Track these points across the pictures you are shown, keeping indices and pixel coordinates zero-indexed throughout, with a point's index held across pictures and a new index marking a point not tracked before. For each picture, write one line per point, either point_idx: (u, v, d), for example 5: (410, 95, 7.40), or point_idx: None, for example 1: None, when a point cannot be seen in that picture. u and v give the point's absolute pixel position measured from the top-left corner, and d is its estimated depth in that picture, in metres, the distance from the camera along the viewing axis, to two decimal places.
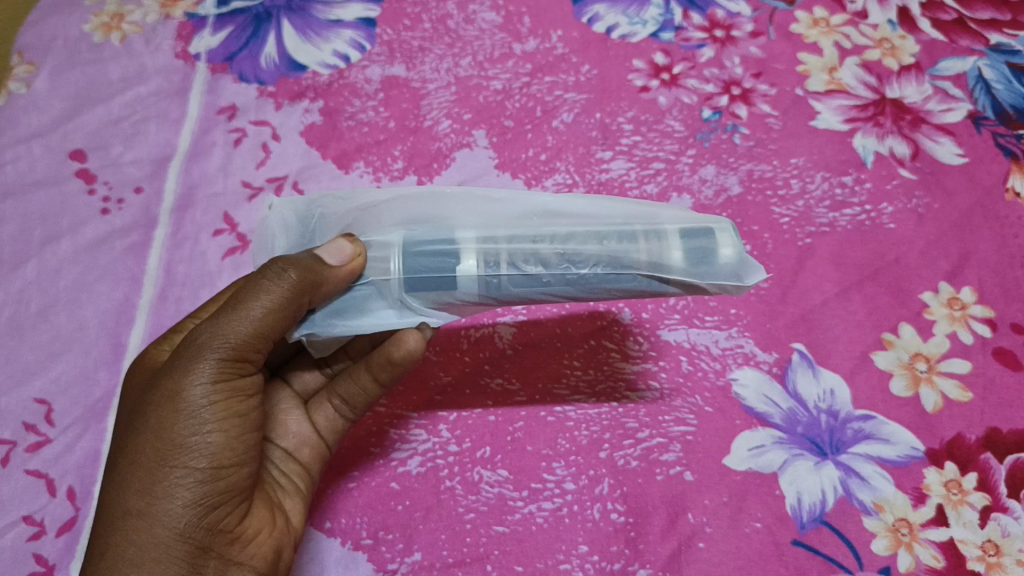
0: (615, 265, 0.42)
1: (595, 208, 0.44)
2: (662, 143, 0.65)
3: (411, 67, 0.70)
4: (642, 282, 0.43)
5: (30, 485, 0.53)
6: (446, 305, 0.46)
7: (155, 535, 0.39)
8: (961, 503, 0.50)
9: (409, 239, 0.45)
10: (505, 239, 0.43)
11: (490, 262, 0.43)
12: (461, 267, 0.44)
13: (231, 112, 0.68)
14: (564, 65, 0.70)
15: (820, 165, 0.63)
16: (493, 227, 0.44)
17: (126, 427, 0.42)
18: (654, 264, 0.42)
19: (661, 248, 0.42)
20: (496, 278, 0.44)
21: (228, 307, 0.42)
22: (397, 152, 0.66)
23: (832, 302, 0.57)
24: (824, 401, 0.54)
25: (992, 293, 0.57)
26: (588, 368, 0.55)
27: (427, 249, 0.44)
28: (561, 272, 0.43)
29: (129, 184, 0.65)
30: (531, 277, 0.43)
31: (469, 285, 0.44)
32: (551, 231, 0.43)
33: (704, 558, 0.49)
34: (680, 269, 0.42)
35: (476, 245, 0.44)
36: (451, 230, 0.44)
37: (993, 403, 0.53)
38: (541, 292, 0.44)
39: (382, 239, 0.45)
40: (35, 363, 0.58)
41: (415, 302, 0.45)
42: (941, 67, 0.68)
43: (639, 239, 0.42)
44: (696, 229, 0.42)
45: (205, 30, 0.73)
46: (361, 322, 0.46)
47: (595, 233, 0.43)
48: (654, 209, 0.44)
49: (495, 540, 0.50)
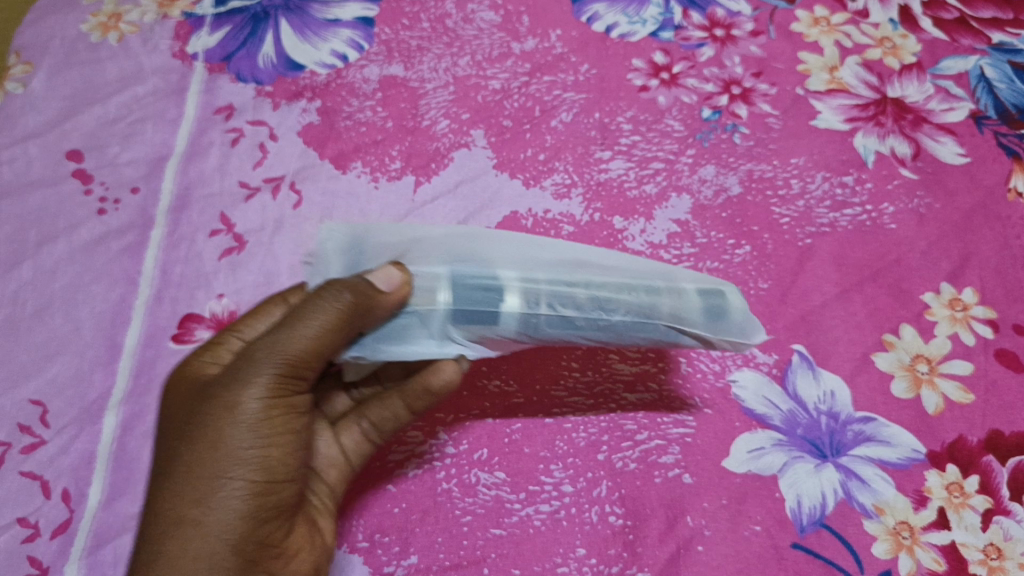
0: (641, 314, 0.45)
1: (621, 260, 0.47)
2: (661, 142, 0.65)
3: (408, 67, 0.70)
4: (662, 332, 0.46)
5: (24, 488, 0.53)
6: (485, 339, 0.47)
7: (201, 546, 0.42)
8: (962, 506, 0.50)
9: (455, 275, 0.46)
10: (546, 281, 0.45)
11: (531, 302, 0.45)
12: (504, 306, 0.45)
13: (229, 112, 0.68)
14: (563, 65, 0.69)
15: (820, 165, 0.63)
16: (533, 269, 0.46)
17: (179, 435, 0.44)
18: (675, 316, 0.45)
19: (682, 301, 0.45)
20: (536, 318, 0.45)
21: (284, 324, 0.44)
22: (395, 152, 0.65)
23: (832, 304, 0.57)
24: (824, 403, 0.53)
25: (994, 294, 0.57)
26: (585, 369, 0.55)
27: (473, 285, 0.46)
28: (594, 317, 0.45)
29: (126, 184, 0.65)
30: (566, 319, 0.45)
31: (510, 321, 0.45)
32: (588, 276, 0.45)
33: (703, 561, 0.49)
34: (699, 324, 0.45)
35: (520, 284, 0.45)
36: (493, 269, 0.46)
37: (996, 406, 0.53)
38: (573, 334, 0.46)
39: (428, 274, 0.46)
40: (30, 363, 0.57)
41: (457, 335, 0.47)
42: (942, 67, 0.68)
43: (663, 292, 0.45)
44: (711, 287, 0.46)
45: (202, 29, 0.73)
46: (404, 353, 0.47)
47: (625, 283, 0.46)
48: (671, 266, 0.47)
49: (491, 543, 0.50)
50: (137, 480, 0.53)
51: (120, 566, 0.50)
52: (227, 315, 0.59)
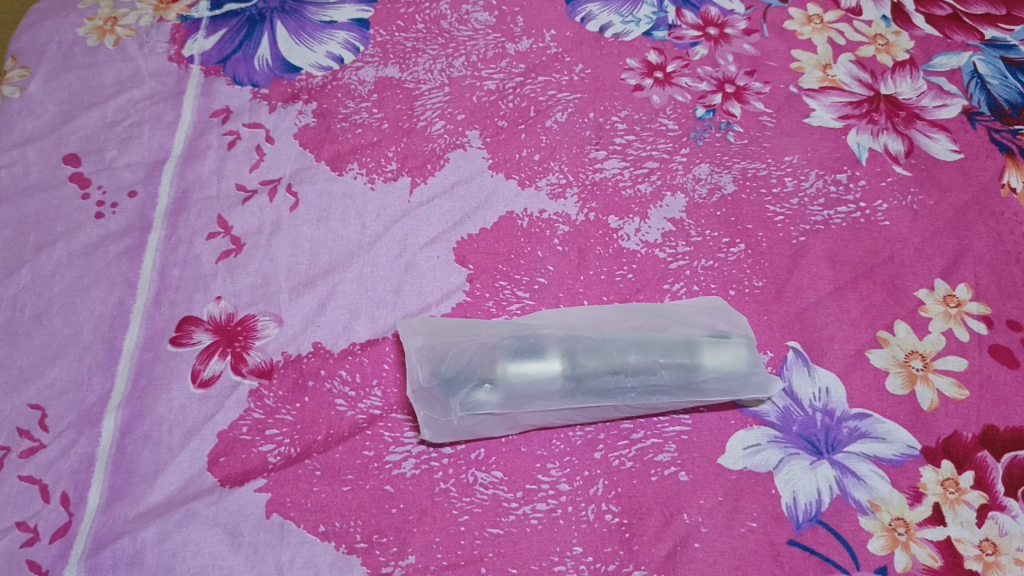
0: (669, 377, 0.53)
1: (642, 324, 0.55)
2: (656, 141, 0.65)
3: (404, 68, 0.70)
4: (687, 393, 0.53)
5: (23, 492, 0.52)
6: (538, 407, 0.53)
7: (200, 532, 0.51)
8: (958, 502, 0.50)
9: (516, 348, 0.54)
10: (584, 347, 0.54)
11: (572, 367, 0.53)
12: (553, 371, 0.53)
13: (225, 115, 0.68)
14: (557, 65, 0.70)
15: (814, 162, 0.63)
16: (573, 337, 0.54)
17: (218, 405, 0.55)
18: (695, 380, 0.53)
19: (699, 365, 0.53)
20: (577, 381, 0.53)
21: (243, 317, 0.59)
22: (392, 153, 0.65)
23: (826, 300, 0.57)
24: (818, 399, 0.54)
25: (988, 290, 0.57)
26: (596, 394, 0.53)
27: (530, 358, 0.53)
28: (630, 382, 0.53)
29: (124, 187, 0.65)
30: (604, 384, 0.53)
31: (557, 385, 0.53)
32: (618, 344, 0.54)
33: (699, 558, 0.49)
34: (719, 387, 0.53)
35: (563, 351, 0.54)
36: (543, 339, 0.54)
37: (991, 401, 0.53)
38: (614, 400, 0.53)
39: (495, 347, 0.54)
40: (29, 367, 0.57)
41: (518, 404, 0.53)
42: (935, 63, 0.69)
43: (683, 357, 0.53)
44: (723, 343, 0.53)
45: (199, 32, 0.73)
46: (477, 411, 0.53)
47: (650, 346, 0.54)
48: (687, 329, 0.55)
49: (489, 543, 0.50)
50: (137, 483, 0.53)
51: (119, 569, 0.50)
52: (225, 317, 0.59)
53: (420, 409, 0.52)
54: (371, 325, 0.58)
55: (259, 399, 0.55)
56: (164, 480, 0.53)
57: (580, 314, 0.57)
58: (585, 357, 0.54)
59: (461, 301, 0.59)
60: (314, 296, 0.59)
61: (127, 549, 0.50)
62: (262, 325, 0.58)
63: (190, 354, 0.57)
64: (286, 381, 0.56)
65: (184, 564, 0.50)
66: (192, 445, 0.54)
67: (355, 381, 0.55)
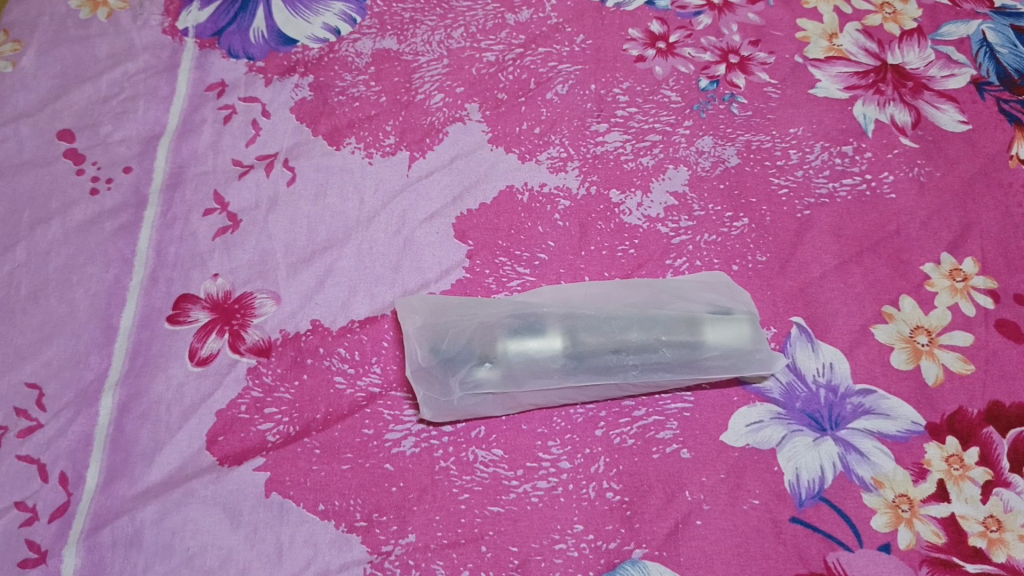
0: (671, 355, 0.52)
1: (643, 301, 0.55)
2: (659, 114, 0.63)
3: (402, 40, 0.68)
4: (689, 370, 0.52)
5: (22, 471, 0.52)
6: (539, 386, 0.52)
7: (200, 511, 0.51)
8: (962, 479, 0.49)
9: (514, 326, 0.53)
10: (584, 324, 0.53)
11: (572, 345, 0.53)
12: (553, 349, 0.53)
13: (220, 89, 0.67)
14: (558, 36, 0.68)
15: (820, 134, 0.62)
16: (573, 313, 0.54)
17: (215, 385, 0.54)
18: (696, 357, 0.52)
19: (700, 342, 0.52)
20: (576, 359, 0.52)
21: (240, 297, 0.58)
22: (389, 128, 0.64)
23: (831, 275, 0.56)
24: (823, 375, 0.53)
25: (995, 264, 0.56)
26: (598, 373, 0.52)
27: (530, 336, 0.53)
28: (631, 360, 0.52)
29: (118, 163, 0.64)
30: (604, 362, 0.52)
31: (558, 363, 0.52)
32: (619, 321, 0.53)
33: (701, 535, 0.49)
34: (721, 364, 0.52)
35: (563, 328, 0.53)
36: (542, 317, 0.54)
37: (996, 376, 0.52)
38: (615, 378, 0.52)
39: (494, 324, 0.53)
40: (25, 346, 0.56)
41: (518, 382, 0.52)
42: (944, 32, 0.67)
43: (684, 334, 0.53)
44: (725, 320, 0.53)
45: (192, 4, 0.72)
46: (477, 391, 0.52)
47: (652, 323, 0.53)
48: (689, 306, 0.54)
49: (489, 521, 0.50)
50: (136, 462, 0.52)
51: (119, 549, 0.50)
52: (223, 295, 0.58)
53: (420, 388, 0.51)
54: (370, 302, 0.57)
55: (257, 376, 0.55)
56: (163, 459, 0.53)
57: (582, 291, 0.56)
58: (586, 334, 0.53)
59: (460, 278, 0.58)
60: (312, 273, 0.58)
61: (126, 528, 0.50)
62: (260, 302, 0.57)
63: (187, 332, 0.57)
64: (284, 359, 0.55)
65: (184, 543, 0.50)
66: (190, 424, 0.53)
67: (354, 359, 0.55)
